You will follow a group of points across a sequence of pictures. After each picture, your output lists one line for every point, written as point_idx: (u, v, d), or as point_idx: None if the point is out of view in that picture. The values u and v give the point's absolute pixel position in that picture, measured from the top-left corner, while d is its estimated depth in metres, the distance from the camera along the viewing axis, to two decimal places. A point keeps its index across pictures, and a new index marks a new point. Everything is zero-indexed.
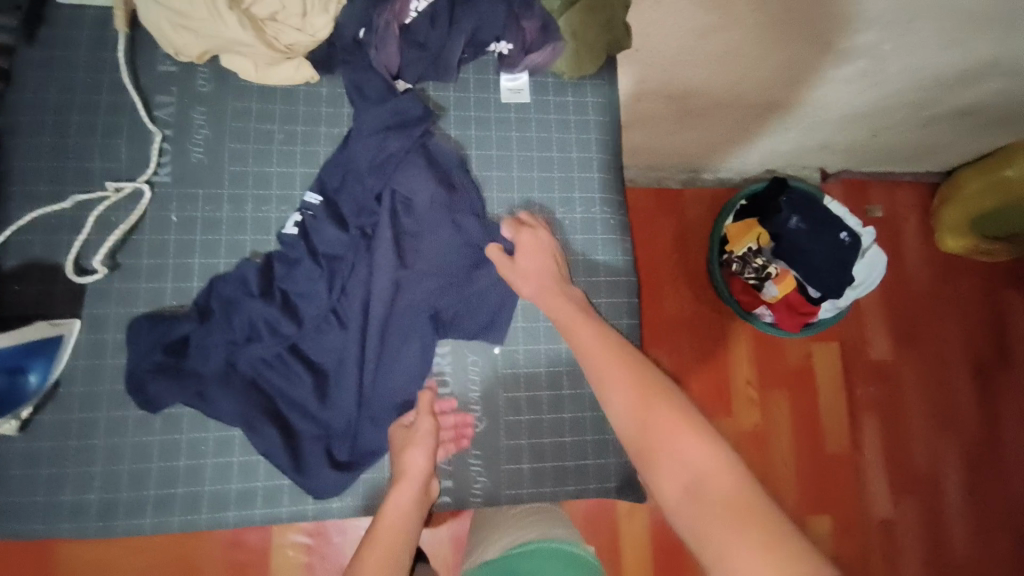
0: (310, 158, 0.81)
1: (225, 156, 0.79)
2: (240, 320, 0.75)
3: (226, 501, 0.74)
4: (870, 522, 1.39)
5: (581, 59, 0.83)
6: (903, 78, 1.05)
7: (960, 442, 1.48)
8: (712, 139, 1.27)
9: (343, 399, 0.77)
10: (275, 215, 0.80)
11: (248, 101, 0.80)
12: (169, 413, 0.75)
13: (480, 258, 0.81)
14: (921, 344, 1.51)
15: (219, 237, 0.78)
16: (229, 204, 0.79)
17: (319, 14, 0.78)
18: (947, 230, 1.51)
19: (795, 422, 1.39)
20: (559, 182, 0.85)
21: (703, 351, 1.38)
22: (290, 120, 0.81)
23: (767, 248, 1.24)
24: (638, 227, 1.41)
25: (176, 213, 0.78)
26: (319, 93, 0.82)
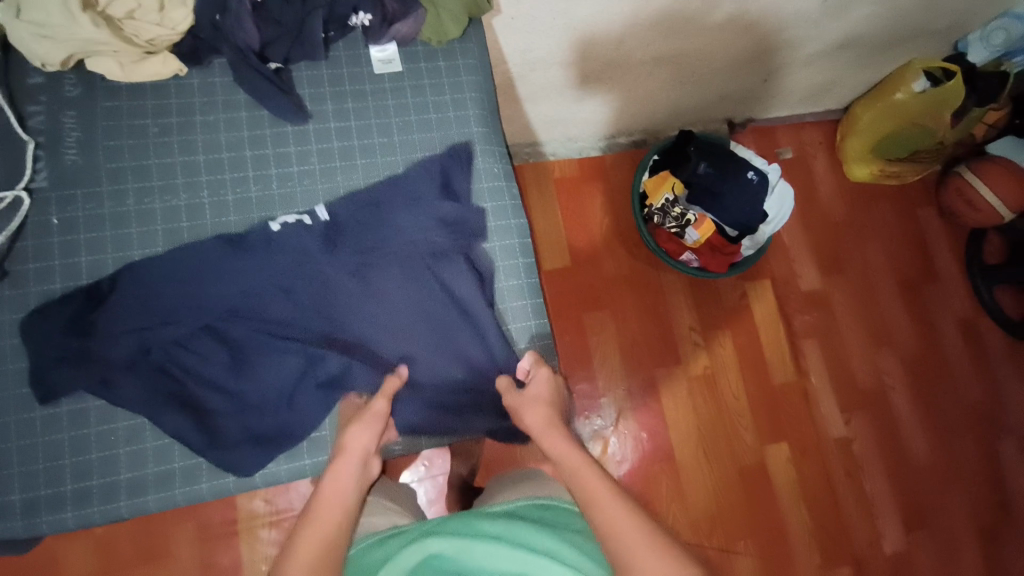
0: (189, 146, 0.82)
1: (101, 156, 0.80)
2: (137, 306, 0.77)
3: (144, 486, 0.75)
4: (825, 442, 1.45)
5: (445, 26, 0.86)
6: (775, 16, 1.11)
7: (897, 354, 1.57)
8: (618, 102, 1.32)
9: (263, 374, 0.80)
10: (159, 205, 0.80)
11: (117, 99, 0.81)
12: (75, 406, 0.74)
13: (382, 225, 0.85)
14: (848, 269, 1.58)
15: (103, 233, 0.78)
16: (111, 200, 0.79)
17: (177, 7, 0.75)
18: (853, 160, 1.59)
19: (740, 359, 1.44)
20: (439, 140, 0.89)
21: (643, 305, 1.43)
22: (163, 112, 0.82)
23: (682, 196, 1.31)
24: (565, 197, 1.45)
25: (58, 215, 0.78)
26: (190, 84, 0.83)
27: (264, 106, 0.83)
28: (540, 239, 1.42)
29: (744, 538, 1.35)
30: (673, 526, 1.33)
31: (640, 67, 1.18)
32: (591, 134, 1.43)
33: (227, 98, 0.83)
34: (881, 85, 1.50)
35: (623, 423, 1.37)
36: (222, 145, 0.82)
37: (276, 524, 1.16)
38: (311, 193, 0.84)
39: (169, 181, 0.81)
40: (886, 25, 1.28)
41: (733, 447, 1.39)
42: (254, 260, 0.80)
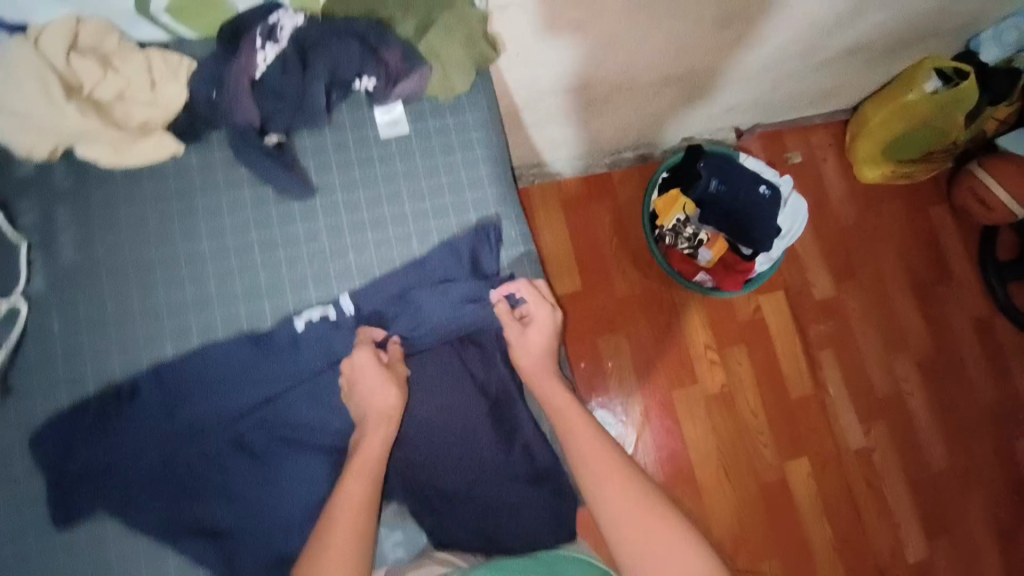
0: (191, 234, 0.79)
1: (97, 252, 0.78)
2: (147, 409, 0.75)
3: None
4: (845, 453, 1.44)
5: (450, 77, 0.82)
6: (784, 32, 1.07)
7: (913, 357, 1.54)
8: (624, 121, 1.28)
9: (288, 477, 0.77)
10: (161, 300, 0.78)
11: (111, 188, 0.79)
12: (91, 529, 0.73)
13: (402, 294, 0.81)
14: (861, 275, 1.56)
15: (108, 335, 0.77)
16: (112, 300, 0.77)
17: (169, 83, 0.77)
18: (863, 162, 1.55)
19: (756, 374, 1.42)
20: (450, 197, 0.84)
21: (659, 328, 1.40)
22: (161, 198, 0.79)
23: (694, 215, 1.28)
24: (572, 216, 1.42)
25: (58, 319, 0.77)
26: (189, 164, 0.80)
27: (268, 183, 0.80)
28: (549, 264, 1.39)
29: (770, 556, 1.34)
30: None
31: (648, 90, 1.15)
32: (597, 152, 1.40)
33: (228, 175, 0.80)
34: (890, 87, 1.45)
35: (643, 449, 1.35)
36: (227, 230, 0.79)
37: None
38: (322, 273, 0.81)
39: (172, 273, 0.78)
40: (894, 30, 1.23)
41: (754, 464, 1.38)
42: (275, 363, 0.77)
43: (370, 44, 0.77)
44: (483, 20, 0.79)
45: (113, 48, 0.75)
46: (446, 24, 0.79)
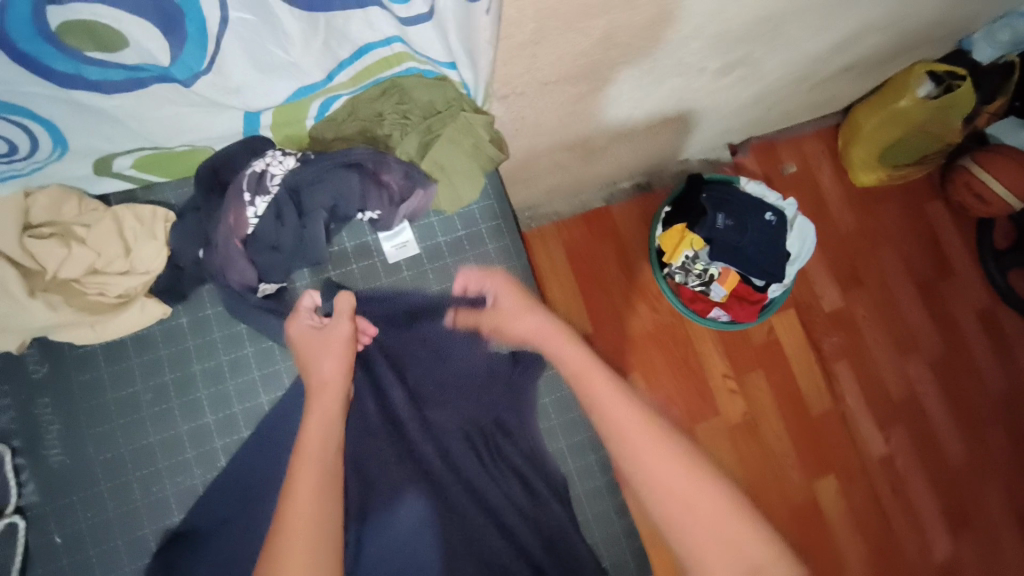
0: (192, 407, 0.76)
1: (89, 448, 0.73)
2: None
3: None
4: (870, 461, 1.44)
5: (456, 188, 0.79)
6: (783, 66, 1.03)
7: (924, 355, 1.55)
8: (620, 158, 1.23)
9: None
10: (171, 491, 0.74)
11: (95, 370, 0.75)
12: None
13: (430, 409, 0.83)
14: (867, 281, 1.54)
15: (115, 538, 0.72)
16: (112, 500, 0.72)
17: (145, 243, 0.74)
18: (857, 167, 1.51)
19: (776, 396, 1.40)
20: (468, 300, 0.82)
21: (675, 362, 1.36)
22: (152, 372, 0.75)
23: (703, 251, 1.23)
24: (575, 259, 1.37)
25: (58, 532, 0.71)
26: (180, 325, 0.77)
27: (269, 336, 0.77)
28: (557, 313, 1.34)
29: None
30: None
31: (646, 133, 1.10)
32: (593, 186, 1.35)
33: (226, 332, 0.77)
34: (881, 90, 1.41)
35: None
36: (232, 397, 0.76)
37: None
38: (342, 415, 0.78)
39: (177, 456, 0.74)
40: (888, 43, 1.19)
41: (783, 488, 1.36)
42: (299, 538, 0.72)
43: (370, 173, 0.72)
44: (489, 126, 0.71)
45: (73, 214, 0.72)
46: (452, 137, 0.72)
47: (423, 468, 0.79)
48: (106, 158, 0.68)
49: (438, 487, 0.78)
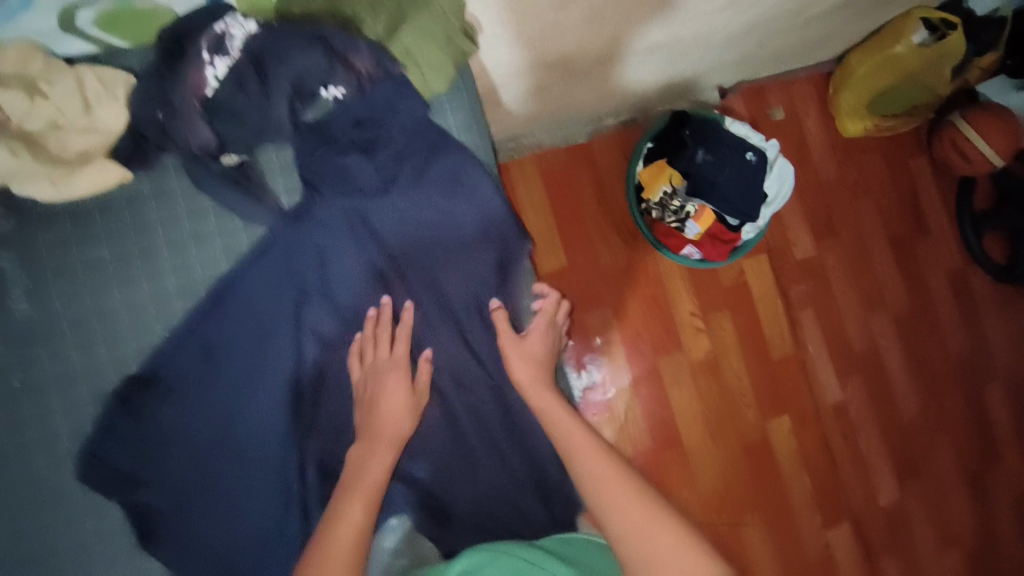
0: (154, 271, 0.79)
1: (54, 300, 0.77)
2: (122, 450, 0.77)
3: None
4: (823, 409, 1.48)
5: (428, 81, 0.78)
6: None
7: (890, 311, 1.57)
8: (606, 88, 1.21)
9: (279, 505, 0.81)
10: (130, 345, 0.78)
11: (60, 226, 0.77)
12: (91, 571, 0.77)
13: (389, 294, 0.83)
14: (842, 233, 1.57)
15: (78, 382, 0.77)
16: (77, 348, 0.77)
17: (107, 104, 0.73)
18: (845, 115, 1.52)
19: (740, 338, 1.45)
20: (438, 203, 0.83)
21: (644, 298, 1.41)
22: (114, 234, 0.78)
23: (681, 187, 1.24)
24: (554, 191, 1.38)
25: (25, 371, 0.77)
26: (140, 191, 0.78)
27: (235, 213, 0.79)
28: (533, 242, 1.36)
29: (749, 509, 1.40)
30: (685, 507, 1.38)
31: (631, 58, 1.08)
32: (579, 119, 1.33)
33: (185, 203, 0.79)
34: (878, 35, 1.40)
35: (631, 416, 1.39)
36: (193, 266, 0.79)
37: None
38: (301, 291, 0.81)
39: (139, 317, 0.78)
40: None
41: (737, 425, 1.43)
42: (255, 405, 0.80)
43: (337, 52, 0.72)
44: (459, 11, 0.70)
45: (39, 70, 0.68)
46: (421, 23, 0.73)
47: (376, 358, 0.81)
48: (68, 9, 0.65)
49: (393, 374, 0.82)
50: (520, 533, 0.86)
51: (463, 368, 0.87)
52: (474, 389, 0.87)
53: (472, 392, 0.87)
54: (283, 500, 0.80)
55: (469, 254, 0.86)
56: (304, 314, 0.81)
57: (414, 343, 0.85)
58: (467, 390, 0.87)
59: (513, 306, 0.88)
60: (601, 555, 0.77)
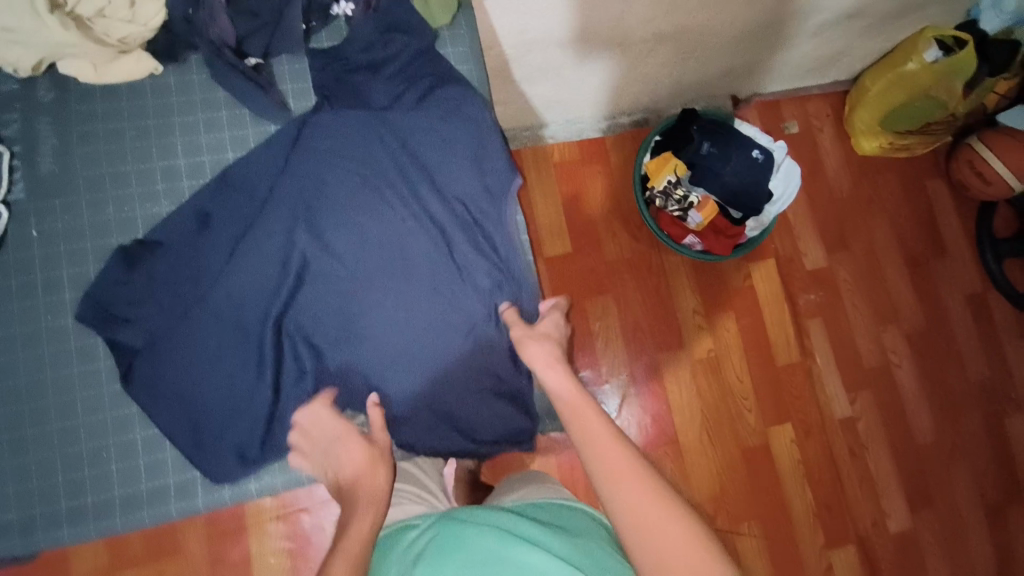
0: (166, 148, 0.85)
1: (75, 163, 0.83)
2: (112, 305, 0.81)
3: (136, 475, 0.81)
4: (830, 421, 1.45)
5: (433, 9, 0.88)
6: None
7: (903, 329, 1.54)
8: (618, 81, 1.27)
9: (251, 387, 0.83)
10: (139, 213, 0.84)
11: (91, 102, 0.84)
12: (66, 428, 0.80)
13: (385, 199, 0.87)
14: (853, 246, 1.55)
15: (84, 244, 0.82)
16: (89, 210, 0.83)
17: (148, 2, 0.78)
18: (860, 134, 1.56)
19: (744, 341, 1.43)
20: (439, 137, 0.89)
21: (647, 291, 1.41)
22: (137, 114, 0.85)
23: (685, 177, 1.26)
24: (565, 182, 1.42)
25: (36, 227, 0.82)
26: (166, 82, 0.85)
27: (243, 103, 0.86)
28: (539, 227, 1.40)
29: (749, 518, 1.36)
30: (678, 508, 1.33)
31: (649, 64, 1.15)
32: (593, 113, 1.38)
33: (205, 95, 0.86)
34: (891, 55, 1.44)
35: (628, 407, 1.37)
36: (202, 147, 0.86)
37: (288, 519, 1.16)
38: (295, 187, 0.84)
39: (148, 186, 0.84)
40: None
41: (738, 428, 1.39)
42: (239, 273, 0.82)
43: None
44: None
45: None
46: None
47: (361, 262, 0.86)
48: None
49: (376, 282, 0.86)
50: (479, 446, 0.90)
51: (445, 284, 0.88)
52: (457, 309, 0.89)
53: (451, 310, 0.88)
54: (255, 378, 0.83)
55: (461, 183, 0.90)
56: (300, 210, 0.84)
57: (399, 256, 0.87)
58: (445, 306, 0.88)
59: (504, 249, 0.91)
60: (558, 507, 0.75)
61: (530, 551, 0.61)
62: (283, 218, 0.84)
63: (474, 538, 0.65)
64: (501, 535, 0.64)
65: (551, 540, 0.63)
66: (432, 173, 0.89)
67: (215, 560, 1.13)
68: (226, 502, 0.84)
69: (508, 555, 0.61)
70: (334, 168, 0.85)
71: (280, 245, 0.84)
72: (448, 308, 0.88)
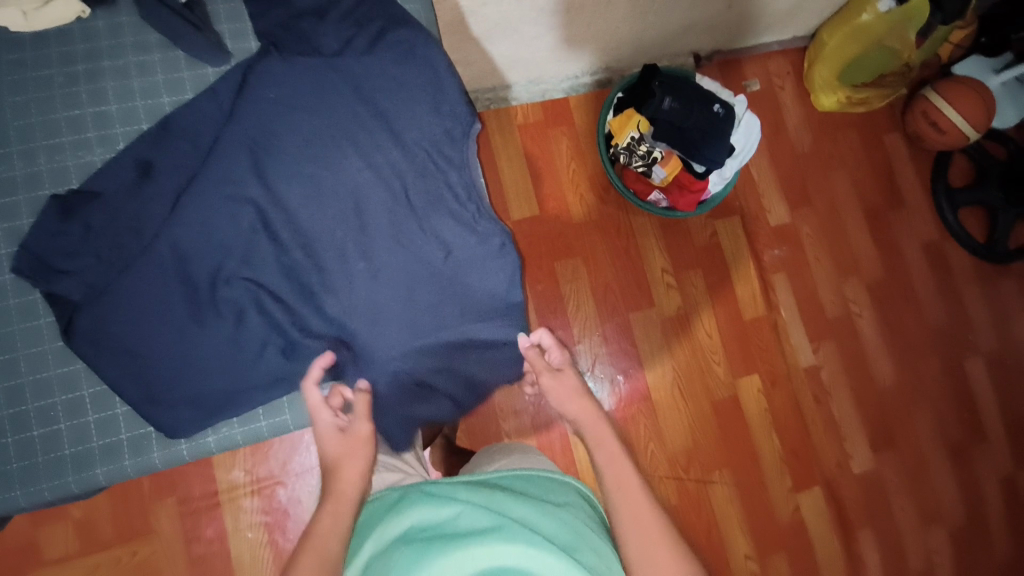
0: (99, 96, 0.82)
1: (6, 111, 0.80)
2: (50, 257, 0.78)
3: (87, 434, 0.79)
4: (795, 371, 1.49)
5: None
6: None
7: (863, 280, 1.59)
8: (580, 38, 1.25)
9: (211, 342, 0.83)
10: (73, 162, 0.81)
11: (20, 52, 0.81)
12: (10, 386, 0.77)
13: (339, 151, 0.85)
14: (814, 200, 1.58)
15: (17, 196, 0.79)
16: (22, 160, 0.80)
17: None
18: (819, 90, 1.57)
19: (713, 297, 1.45)
20: (393, 82, 0.87)
21: (616, 252, 1.41)
22: (68, 60, 0.82)
23: (648, 133, 1.27)
24: (531, 144, 1.41)
25: None
26: (96, 27, 0.83)
27: (178, 45, 0.84)
28: (505, 190, 1.39)
29: (720, 467, 1.40)
30: (652, 461, 1.37)
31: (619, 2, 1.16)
32: (557, 72, 1.36)
33: (138, 39, 0.84)
34: (848, 8, 1.44)
35: (599, 366, 1.38)
36: (136, 92, 0.83)
37: (262, 492, 1.15)
38: (233, 135, 0.82)
39: (82, 135, 0.82)
40: None
41: (708, 382, 1.42)
42: (183, 227, 0.82)
43: None
44: None
45: None
46: None
47: (312, 214, 0.85)
48: None
49: (330, 231, 0.86)
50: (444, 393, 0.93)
51: (402, 234, 0.89)
52: (418, 259, 0.89)
53: (412, 263, 0.89)
54: (199, 326, 0.83)
55: (416, 134, 0.88)
56: (251, 164, 0.83)
57: (360, 204, 0.87)
58: (403, 258, 0.89)
59: (461, 198, 0.92)
60: (545, 482, 0.75)
61: (524, 531, 0.60)
62: (230, 166, 0.82)
63: (464, 517, 0.63)
64: (494, 515, 0.63)
65: (542, 521, 0.63)
66: (389, 123, 0.87)
67: (190, 538, 1.12)
68: (184, 458, 0.84)
69: (502, 533, 0.60)
70: (286, 118, 0.84)
71: (232, 201, 0.83)
72: (407, 261, 0.89)
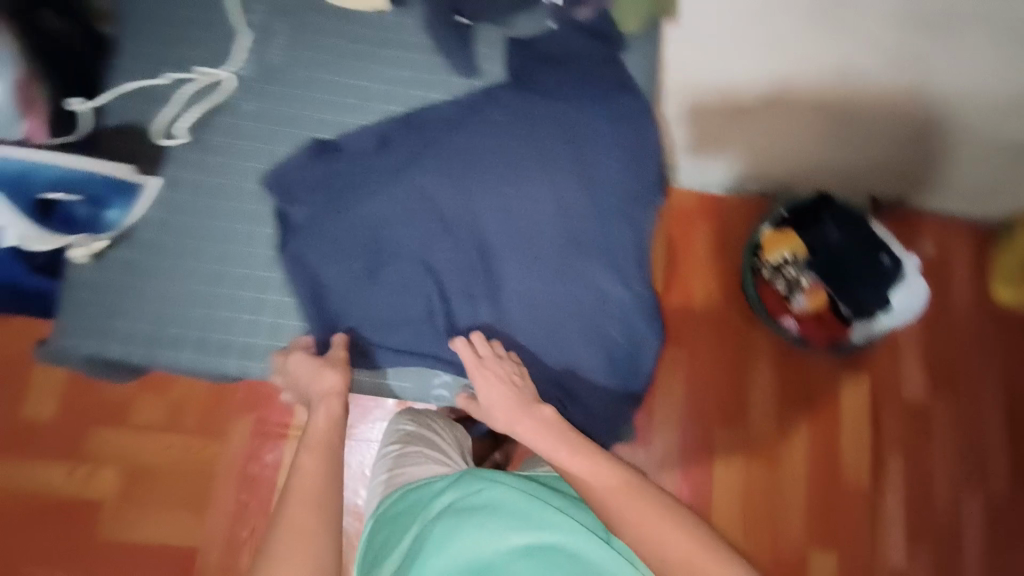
0: (372, 75, 1.01)
1: (303, 64, 1.00)
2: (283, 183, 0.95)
3: (262, 330, 0.93)
4: (880, 566, 1.32)
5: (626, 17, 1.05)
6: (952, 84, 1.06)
7: (991, 501, 1.38)
8: (768, 148, 1.23)
9: (365, 303, 0.92)
10: (333, 116, 0.99)
11: (329, 23, 1.02)
12: (221, 272, 0.94)
13: (533, 175, 0.92)
14: (959, 391, 1.43)
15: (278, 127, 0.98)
16: (296, 103, 0.99)
17: None
18: (1000, 276, 1.46)
19: (814, 447, 1.34)
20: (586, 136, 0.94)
21: (724, 362, 1.36)
22: (359, 39, 1.02)
23: (802, 259, 1.22)
24: (674, 228, 1.39)
25: (251, 103, 0.98)
26: (385, 20, 1.03)
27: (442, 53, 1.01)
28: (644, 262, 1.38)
29: None
30: None
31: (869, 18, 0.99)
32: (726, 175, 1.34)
33: (413, 39, 1.02)
34: None
35: (669, 469, 1.30)
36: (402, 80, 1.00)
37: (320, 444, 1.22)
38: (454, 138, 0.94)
39: (348, 99, 0.99)
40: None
41: (777, 534, 1.30)
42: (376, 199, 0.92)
43: None
44: None
45: None
46: None
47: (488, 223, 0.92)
48: None
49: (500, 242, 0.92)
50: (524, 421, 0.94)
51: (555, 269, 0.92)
52: (558, 292, 0.92)
53: (550, 295, 0.92)
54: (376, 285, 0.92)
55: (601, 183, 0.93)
56: (455, 163, 0.92)
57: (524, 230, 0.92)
58: (545, 289, 0.92)
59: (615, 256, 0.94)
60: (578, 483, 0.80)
61: (556, 518, 0.66)
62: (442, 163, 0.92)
63: (500, 496, 0.69)
64: (528, 499, 0.69)
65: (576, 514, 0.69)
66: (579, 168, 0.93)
67: (251, 457, 1.21)
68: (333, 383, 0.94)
69: (534, 521, 0.65)
70: (494, 137, 0.93)
71: (418, 195, 0.91)
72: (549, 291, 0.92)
